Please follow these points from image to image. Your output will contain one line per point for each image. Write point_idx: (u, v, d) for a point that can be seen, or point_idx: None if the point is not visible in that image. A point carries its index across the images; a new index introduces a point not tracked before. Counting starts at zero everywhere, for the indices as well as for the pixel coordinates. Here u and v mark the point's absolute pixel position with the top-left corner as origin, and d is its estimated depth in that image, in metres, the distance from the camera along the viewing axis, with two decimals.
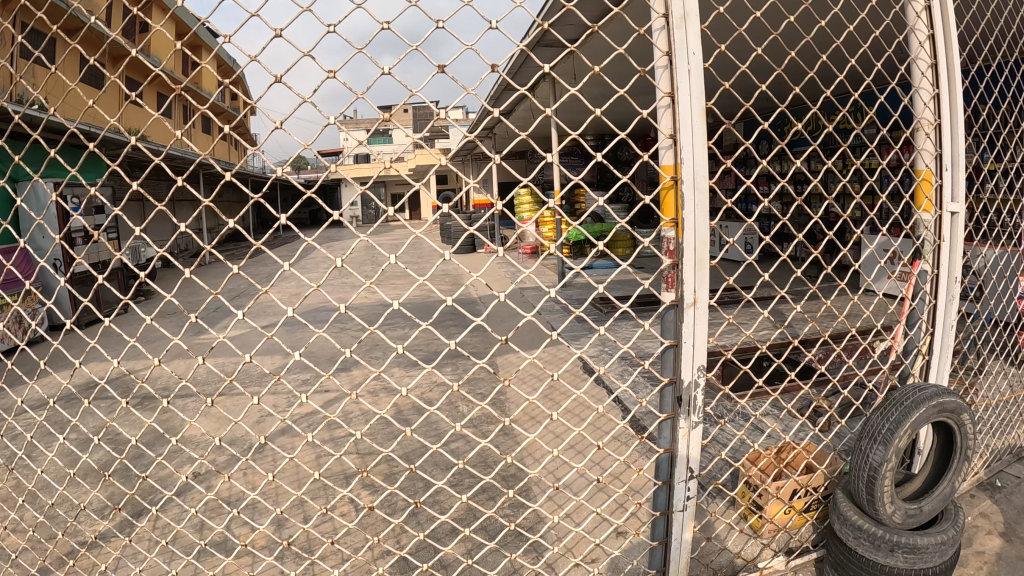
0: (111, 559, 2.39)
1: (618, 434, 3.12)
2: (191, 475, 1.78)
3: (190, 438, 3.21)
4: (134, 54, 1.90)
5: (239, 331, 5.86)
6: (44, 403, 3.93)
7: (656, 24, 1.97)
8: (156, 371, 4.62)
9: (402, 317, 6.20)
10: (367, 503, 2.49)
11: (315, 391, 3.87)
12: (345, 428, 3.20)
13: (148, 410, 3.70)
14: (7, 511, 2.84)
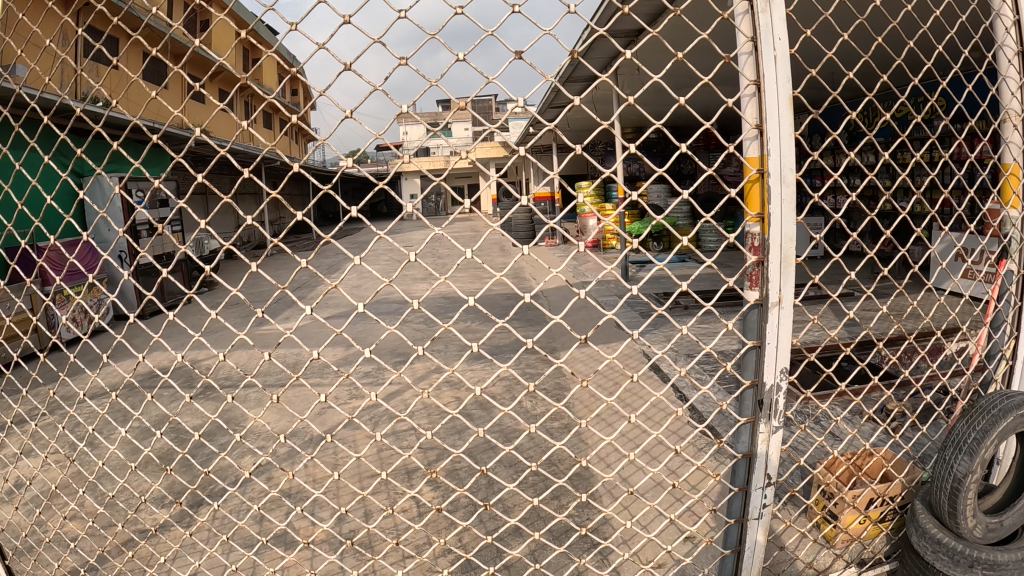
0: (171, 550, 2.36)
1: (694, 440, 2.99)
2: (248, 470, 1.70)
3: (253, 431, 3.20)
4: (198, 46, 1.84)
5: (305, 324, 5.89)
6: (108, 394, 3.99)
7: (738, 9, 1.84)
8: (220, 363, 4.67)
9: (477, 312, 6.06)
10: (433, 503, 2.40)
11: (382, 387, 3.82)
12: (418, 427, 3.11)
13: (213, 403, 3.71)
14: (69, 500, 2.86)
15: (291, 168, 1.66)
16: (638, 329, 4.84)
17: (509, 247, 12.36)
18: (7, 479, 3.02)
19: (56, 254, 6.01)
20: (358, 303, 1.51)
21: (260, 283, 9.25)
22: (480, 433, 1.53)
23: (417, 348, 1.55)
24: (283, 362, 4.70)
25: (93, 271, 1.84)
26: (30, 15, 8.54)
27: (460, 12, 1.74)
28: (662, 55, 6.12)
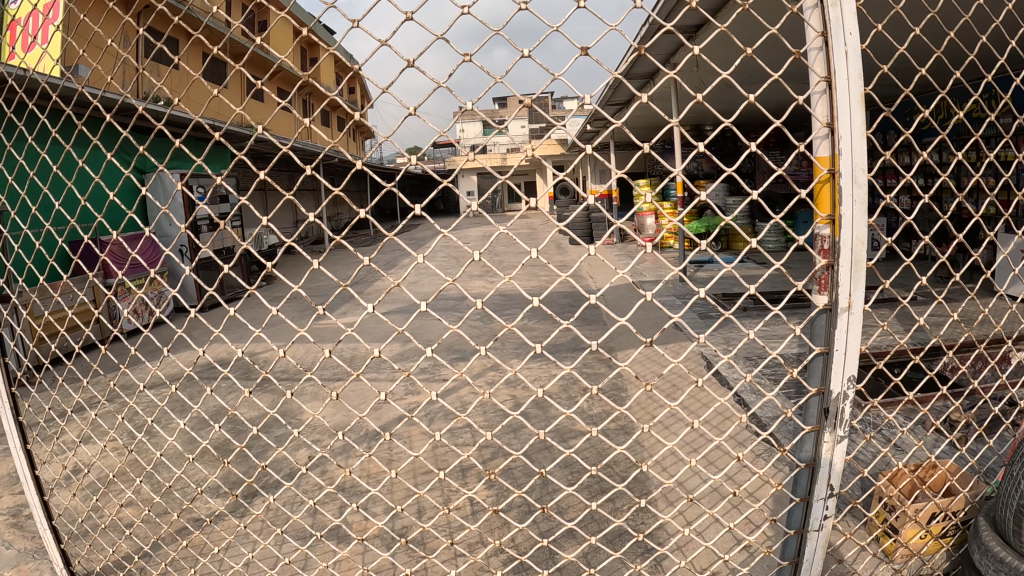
0: (224, 540, 2.38)
1: (756, 449, 2.90)
2: (304, 467, 1.68)
3: (311, 426, 3.21)
4: (258, 46, 1.82)
5: (367, 322, 5.89)
6: (168, 386, 4.06)
7: (806, 3, 1.76)
8: (282, 359, 4.71)
9: (541, 312, 5.98)
10: (491, 505, 2.37)
11: (442, 385, 3.81)
12: (482, 428, 3.08)
13: (272, 397, 3.74)
14: (127, 487, 2.91)
15: (354, 165, 1.63)
16: (699, 331, 4.75)
17: (563, 247, 12.31)
18: (68, 465, 3.09)
19: (119, 248, 6.18)
20: (417, 301, 1.48)
21: (318, 279, 9.34)
22: (540, 437, 1.50)
23: (478, 348, 1.51)
24: (345, 358, 4.71)
25: (147, 265, 1.82)
26: (95, 15, 8.78)
27: (522, 8, 1.69)
28: (719, 52, 6.01)
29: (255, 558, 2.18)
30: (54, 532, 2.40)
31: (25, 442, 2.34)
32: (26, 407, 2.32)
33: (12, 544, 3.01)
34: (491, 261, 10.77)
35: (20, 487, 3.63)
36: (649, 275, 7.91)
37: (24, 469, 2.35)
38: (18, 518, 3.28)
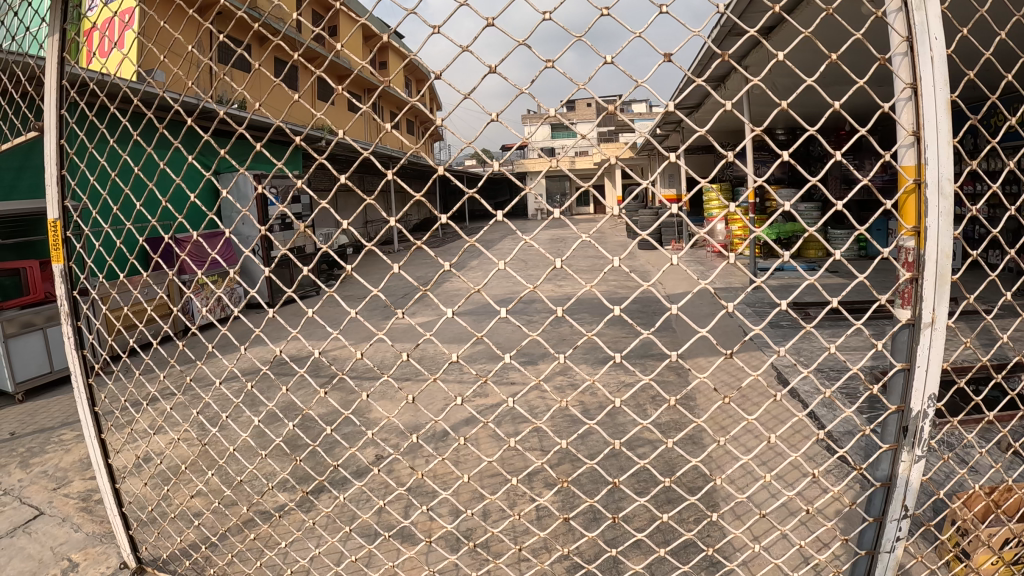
0: (291, 535, 2.41)
1: (832, 467, 2.81)
2: (377, 468, 1.67)
3: (387, 429, 3.21)
4: (334, 50, 1.83)
5: (450, 328, 5.80)
6: (245, 384, 4.12)
7: (891, 6, 1.67)
8: (358, 361, 4.73)
9: (623, 322, 5.86)
10: (561, 512, 2.35)
11: (521, 392, 3.76)
12: (561, 437, 3.05)
13: (346, 397, 3.77)
14: (195, 479, 2.97)
15: (434, 172, 1.63)
16: (780, 343, 4.63)
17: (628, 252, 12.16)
18: (139, 454, 3.18)
19: (198, 248, 6.42)
20: (500, 311, 1.46)
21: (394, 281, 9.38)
22: (615, 448, 1.47)
23: (555, 356, 1.48)
24: (423, 362, 4.70)
25: (217, 260, 1.83)
26: (173, 20, 9.06)
27: (599, 11, 1.64)
28: (798, 56, 5.86)
29: (319, 556, 2.21)
30: (123, 519, 2.46)
31: (99, 431, 2.41)
32: (102, 397, 2.39)
33: (84, 527, 3.12)
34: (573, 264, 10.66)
35: (95, 472, 3.78)
36: (717, 284, 7.78)
37: (98, 457, 2.42)
38: (91, 502, 3.40)
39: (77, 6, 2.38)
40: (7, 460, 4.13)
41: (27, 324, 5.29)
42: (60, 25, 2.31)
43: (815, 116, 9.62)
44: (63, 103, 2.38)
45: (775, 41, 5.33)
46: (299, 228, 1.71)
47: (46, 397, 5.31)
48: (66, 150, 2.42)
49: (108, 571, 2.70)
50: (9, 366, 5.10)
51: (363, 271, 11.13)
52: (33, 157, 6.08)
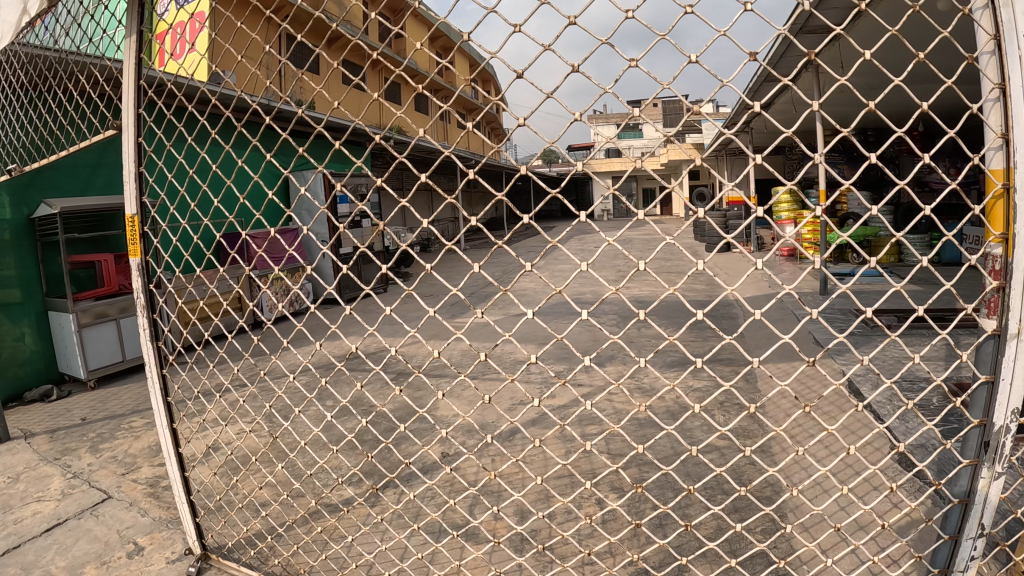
0: (358, 530, 2.46)
1: (907, 482, 2.72)
2: (451, 467, 1.71)
3: (466, 430, 3.20)
4: (405, 48, 1.84)
5: (530, 329, 5.79)
6: (319, 380, 4.18)
7: (977, 3, 1.60)
8: (435, 360, 4.74)
9: (705, 327, 5.76)
10: (634, 518, 2.35)
11: (604, 395, 3.73)
12: (635, 442, 3.03)
13: (421, 395, 3.82)
14: (259, 470, 3.04)
15: (512, 169, 1.64)
16: (863, 351, 4.50)
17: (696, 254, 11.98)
18: (209, 443, 3.27)
19: (275, 243, 6.81)
20: (580, 313, 1.47)
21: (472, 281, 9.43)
22: (687, 453, 1.49)
23: (637, 360, 1.49)
24: (500, 363, 4.69)
25: (292, 255, 1.87)
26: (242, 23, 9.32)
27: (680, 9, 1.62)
28: (881, 53, 5.69)
29: (384, 551, 2.24)
30: (191, 506, 2.52)
31: (171, 420, 2.48)
32: (174, 387, 2.45)
33: (150, 512, 3.21)
34: (653, 265, 10.56)
35: (162, 459, 3.89)
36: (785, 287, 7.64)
37: (169, 446, 2.49)
38: (158, 488, 3.50)
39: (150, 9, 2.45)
40: (80, 444, 4.29)
41: (100, 314, 5.49)
42: (138, 27, 2.38)
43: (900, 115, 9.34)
44: (141, 102, 2.45)
45: (857, 37, 5.19)
46: (377, 225, 1.74)
47: (117, 384, 5.51)
48: (143, 148, 2.48)
49: (173, 556, 2.77)
50: (82, 354, 5.29)
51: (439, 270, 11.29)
52: (110, 153, 6.32)
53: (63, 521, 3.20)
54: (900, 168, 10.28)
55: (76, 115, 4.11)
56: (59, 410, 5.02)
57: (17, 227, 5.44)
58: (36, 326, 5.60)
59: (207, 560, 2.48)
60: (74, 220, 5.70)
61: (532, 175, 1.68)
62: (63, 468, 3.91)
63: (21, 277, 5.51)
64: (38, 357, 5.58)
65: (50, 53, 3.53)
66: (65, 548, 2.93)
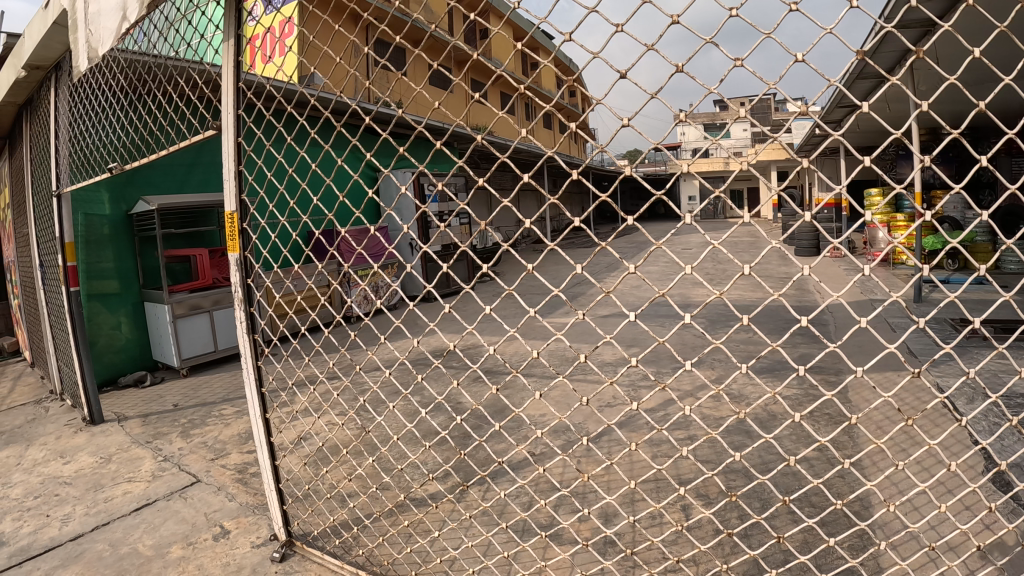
0: (444, 525, 2.58)
1: (1008, 503, 2.61)
2: (548, 467, 1.76)
3: (567, 435, 3.26)
4: (499, 48, 1.83)
5: (628, 333, 5.77)
6: (415, 379, 4.33)
7: None
8: (534, 362, 4.81)
9: (809, 333, 5.62)
10: (727, 529, 2.39)
11: (705, 401, 3.76)
12: (724, 455, 3.03)
13: (520, 397, 3.89)
14: (351, 462, 3.16)
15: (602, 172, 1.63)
16: (975, 363, 4.31)
17: (786, 257, 11.73)
18: (301, 433, 3.42)
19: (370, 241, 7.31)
20: (685, 317, 1.53)
21: (575, 283, 9.46)
22: (782, 461, 1.50)
23: (738, 365, 1.51)
24: (600, 366, 4.72)
25: (386, 255, 1.90)
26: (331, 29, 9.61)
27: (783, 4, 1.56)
28: (988, 50, 5.45)
29: (470, 549, 2.32)
30: (279, 495, 2.62)
31: (264, 411, 2.55)
32: (269, 379, 2.53)
33: (238, 497, 3.34)
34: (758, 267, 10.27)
35: (250, 447, 4.04)
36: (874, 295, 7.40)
37: (261, 434, 2.57)
38: (245, 474, 3.65)
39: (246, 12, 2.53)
40: (172, 429, 4.50)
41: (195, 306, 5.74)
42: (235, 30, 2.47)
43: (1010, 114, 8.91)
44: (241, 104, 2.54)
45: (964, 33, 5.00)
46: (481, 225, 1.78)
47: (209, 373, 5.76)
48: (243, 148, 2.57)
49: (258, 541, 2.84)
50: (176, 344, 5.55)
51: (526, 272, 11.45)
52: (205, 154, 6.60)
53: (152, 502, 3.36)
54: (1004, 170, 9.76)
55: (179, 117, 4.34)
56: (153, 396, 5.28)
57: (115, 223, 5.77)
58: (132, 315, 5.89)
59: (291, 546, 2.59)
60: (170, 216, 5.98)
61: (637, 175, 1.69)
62: (154, 451, 4.11)
63: (120, 269, 5.83)
64: (133, 345, 5.87)
65: (148, 58, 3.71)
66: (153, 527, 3.08)
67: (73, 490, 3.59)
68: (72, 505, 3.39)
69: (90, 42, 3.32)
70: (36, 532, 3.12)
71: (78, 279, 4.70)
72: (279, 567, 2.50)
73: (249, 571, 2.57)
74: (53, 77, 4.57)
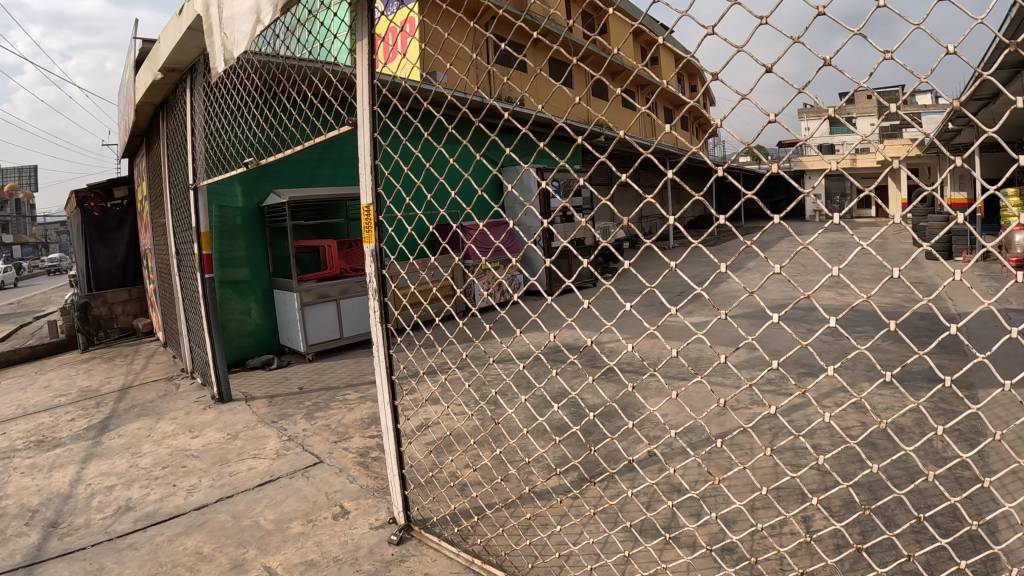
0: (564, 520, 2.63)
1: None
2: (681, 466, 1.76)
3: (699, 439, 3.25)
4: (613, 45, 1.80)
5: (770, 335, 5.65)
6: (551, 373, 4.42)
7: None
8: (671, 360, 4.80)
9: (956, 342, 5.30)
10: (855, 542, 2.31)
11: (844, 409, 3.65)
12: (854, 468, 2.91)
13: (652, 396, 3.88)
14: (474, 453, 3.25)
15: (727, 172, 1.59)
16: None
17: (924, 260, 11.07)
18: (424, 422, 3.53)
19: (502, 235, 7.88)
20: (833, 318, 1.47)
21: (713, 284, 9.26)
22: (924, 479, 1.42)
23: (883, 372, 1.43)
24: (742, 367, 4.67)
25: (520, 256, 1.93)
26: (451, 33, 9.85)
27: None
28: None
29: (588, 546, 2.36)
30: (401, 480, 2.71)
31: (393, 398, 2.64)
32: (399, 368, 2.61)
33: (358, 480, 3.47)
34: (905, 272, 9.72)
35: (371, 431, 4.20)
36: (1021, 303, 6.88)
37: (388, 421, 2.67)
38: (366, 458, 3.79)
39: (379, 12, 2.60)
40: (297, 410, 4.74)
41: (323, 295, 6.02)
42: (367, 30, 2.55)
43: None
44: (375, 100, 2.62)
45: None
46: (621, 223, 1.77)
47: (336, 359, 6.03)
48: (378, 144, 2.66)
49: (376, 523, 2.93)
50: (303, 329, 5.84)
51: (650, 271, 11.53)
52: (333, 149, 6.88)
53: (275, 479, 3.55)
54: None
55: (306, 116, 4.55)
56: (279, 378, 5.57)
57: (248, 214, 6.11)
58: (262, 301, 6.22)
59: (408, 531, 2.68)
60: (300, 209, 6.30)
61: (774, 172, 1.61)
62: (279, 431, 4.33)
63: (252, 258, 6.18)
64: (262, 329, 6.21)
65: (277, 59, 3.89)
66: (275, 502, 3.25)
67: (200, 463, 3.84)
68: (198, 477, 3.63)
69: (225, 45, 3.52)
70: (164, 500, 3.36)
71: (213, 267, 5.03)
72: (396, 550, 2.60)
73: (367, 551, 2.67)
74: (188, 78, 4.91)
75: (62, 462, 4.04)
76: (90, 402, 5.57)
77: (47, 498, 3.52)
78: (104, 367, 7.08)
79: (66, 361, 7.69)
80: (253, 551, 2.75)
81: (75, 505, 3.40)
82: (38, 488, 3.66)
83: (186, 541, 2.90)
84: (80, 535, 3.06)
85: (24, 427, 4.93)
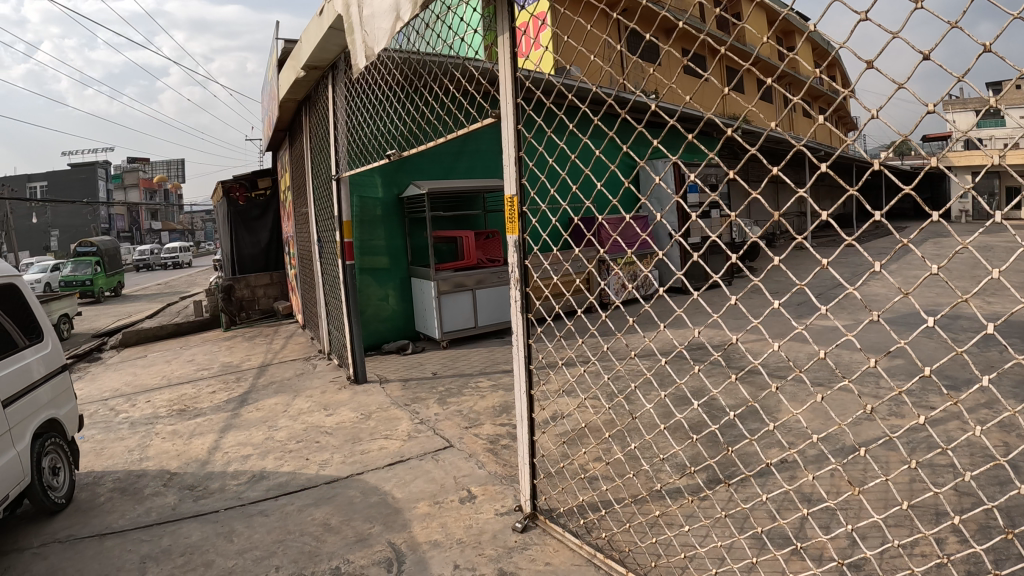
0: (692, 521, 2.61)
1: None
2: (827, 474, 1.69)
3: (842, 448, 3.13)
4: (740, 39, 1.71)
5: (924, 341, 5.32)
6: (691, 370, 4.38)
7: None
8: (817, 364, 4.63)
9: None
10: (993, 568, 2.16)
11: (1000, 425, 3.40)
12: (1000, 489, 2.70)
13: (794, 400, 3.76)
14: (602, 448, 3.27)
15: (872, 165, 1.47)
16: None
17: None
18: (552, 414, 3.57)
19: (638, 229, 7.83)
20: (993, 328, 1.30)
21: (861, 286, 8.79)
22: None
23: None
24: (890, 373, 4.43)
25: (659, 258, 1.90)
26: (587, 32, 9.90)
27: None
28: None
29: (712, 549, 2.33)
30: (531, 469, 2.76)
31: (528, 388, 2.69)
32: (537, 358, 2.66)
33: (486, 466, 3.57)
34: None
35: (502, 420, 4.29)
36: None
37: (523, 410, 2.72)
38: (495, 445, 3.88)
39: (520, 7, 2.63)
40: (430, 395, 4.92)
41: (459, 284, 6.19)
42: (509, 24, 2.59)
43: None
44: (518, 93, 2.66)
45: None
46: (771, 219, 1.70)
47: (468, 347, 6.20)
48: (521, 135, 2.71)
49: (501, 509, 3.00)
50: (439, 317, 6.05)
51: (793, 271, 11.10)
52: (471, 142, 7.04)
53: (404, 459, 3.70)
54: None
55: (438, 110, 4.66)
56: (413, 363, 5.79)
57: (388, 205, 6.38)
58: (399, 289, 6.48)
59: (534, 520, 2.74)
60: (439, 200, 6.51)
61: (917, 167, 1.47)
62: (411, 413, 4.51)
63: (391, 248, 6.45)
64: (399, 315, 6.47)
65: (416, 56, 4.02)
66: (404, 482, 3.40)
67: (333, 440, 4.07)
68: (330, 453, 3.84)
69: (367, 43, 3.67)
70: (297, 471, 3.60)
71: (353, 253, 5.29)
72: (520, 537, 2.66)
73: (491, 536, 2.74)
74: (329, 76, 5.17)
75: (204, 431, 4.40)
76: (233, 377, 6.01)
77: (188, 462, 3.85)
78: (246, 345, 7.58)
79: (212, 338, 8.31)
80: (379, 527, 2.89)
81: (215, 470, 3.69)
82: (179, 453, 4.00)
83: (314, 512, 3.08)
84: (216, 498, 3.33)
85: (171, 397, 5.39)
